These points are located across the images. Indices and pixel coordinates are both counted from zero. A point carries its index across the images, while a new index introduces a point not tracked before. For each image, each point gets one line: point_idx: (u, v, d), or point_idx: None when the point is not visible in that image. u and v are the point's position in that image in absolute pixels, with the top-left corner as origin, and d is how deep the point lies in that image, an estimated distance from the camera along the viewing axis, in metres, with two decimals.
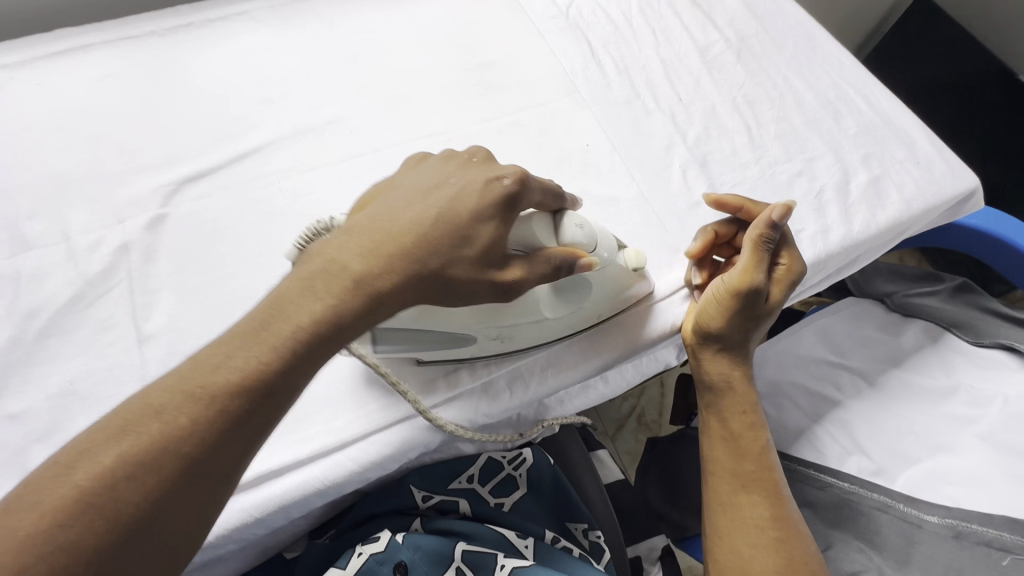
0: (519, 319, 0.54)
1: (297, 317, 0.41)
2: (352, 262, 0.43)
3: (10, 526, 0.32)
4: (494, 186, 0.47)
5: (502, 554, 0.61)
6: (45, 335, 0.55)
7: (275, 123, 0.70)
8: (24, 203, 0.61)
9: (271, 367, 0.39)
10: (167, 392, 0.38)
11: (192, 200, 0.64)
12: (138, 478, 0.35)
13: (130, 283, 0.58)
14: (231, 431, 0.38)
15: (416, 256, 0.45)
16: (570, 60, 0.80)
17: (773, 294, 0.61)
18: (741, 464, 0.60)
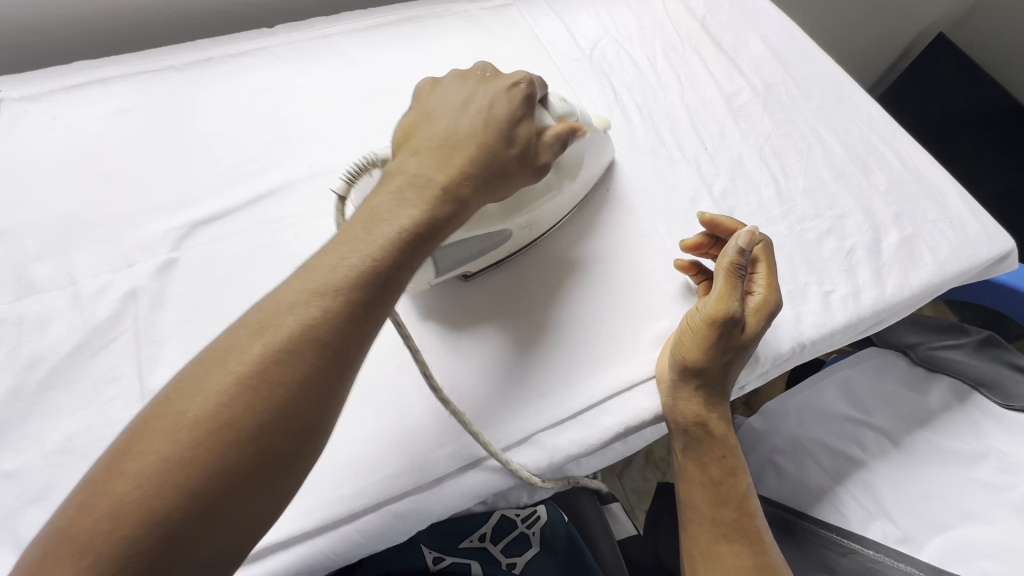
0: (535, 204, 0.60)
1: (394, 220, 0.45)
2: (430, 172, 0.48)
3: (181, 408, 0.36)
4: (515, 92, 0.53)
5: None
6: (46, 387, 0.53)
7: (292, 164, 0.68)
8: (31, 244, 0.60)
9: (386, 261, 0.43)
10: (296, 291, 0.41)
11: (204, 243, 0.62)
12: (290, 360, 0.38)
13: (137, 333, 0.56)
14: (355, 327, 0.41)
15: (479, 161, 0.50)
16: (593, 104, 0.78)
17: (751, 323, 0.58)
18: (722, 510, 0.60)
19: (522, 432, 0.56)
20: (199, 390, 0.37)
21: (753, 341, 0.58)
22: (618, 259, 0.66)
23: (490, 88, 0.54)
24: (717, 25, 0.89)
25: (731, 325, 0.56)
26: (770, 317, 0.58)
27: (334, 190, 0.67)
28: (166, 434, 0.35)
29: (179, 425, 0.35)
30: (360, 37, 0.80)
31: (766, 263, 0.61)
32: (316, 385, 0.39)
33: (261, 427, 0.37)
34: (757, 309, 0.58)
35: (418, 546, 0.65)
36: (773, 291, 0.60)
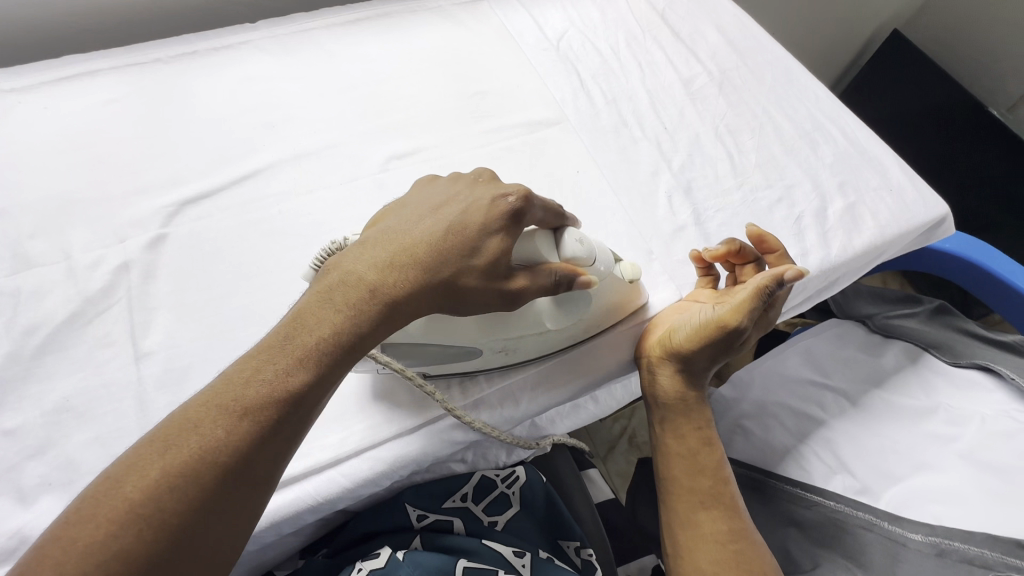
0: (523, 331, 0.54)
1: (319, 330, 0.43)
2: (366, 273, 0.45)
3: (71, 538, 0.33)
4: (499, 203, 0.49)
5: (502, 572, 0.61)
6: (43, 351, 0.56)
7: (276, 147, 0.72)
8: (27, 222, 0.63)
9: (300, 375, 0.41)
10: (204, 406, 0.38)
11: (193, 220, 0.66)
12: (192, 486, 0.36)
13: (131, 301, 0.59)
14: (261, 450, 0.38)
15: (425, 267, 0.47)
16: (561, 89, 0.83)
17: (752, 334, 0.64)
18: (698, 478, 0.61)
19: (496, 384, 0.59)
20: (92, 519, 0.33)
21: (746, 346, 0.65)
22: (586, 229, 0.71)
23: (475, 193, 0.51)
24: (676, 18, 0.95)
25: (740, 336, 0.60)
26: (765, 329, 0.66)
27: (316, 170, 0.71)
28: (53, 568, 0.32)
29: (63, 561, 0.32)
30: (339, 31, 0.85)
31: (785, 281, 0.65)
32: (222, 512, 0.37)
33: (159, 558, 0.34)
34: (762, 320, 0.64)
35: (403, 505, 0.67)
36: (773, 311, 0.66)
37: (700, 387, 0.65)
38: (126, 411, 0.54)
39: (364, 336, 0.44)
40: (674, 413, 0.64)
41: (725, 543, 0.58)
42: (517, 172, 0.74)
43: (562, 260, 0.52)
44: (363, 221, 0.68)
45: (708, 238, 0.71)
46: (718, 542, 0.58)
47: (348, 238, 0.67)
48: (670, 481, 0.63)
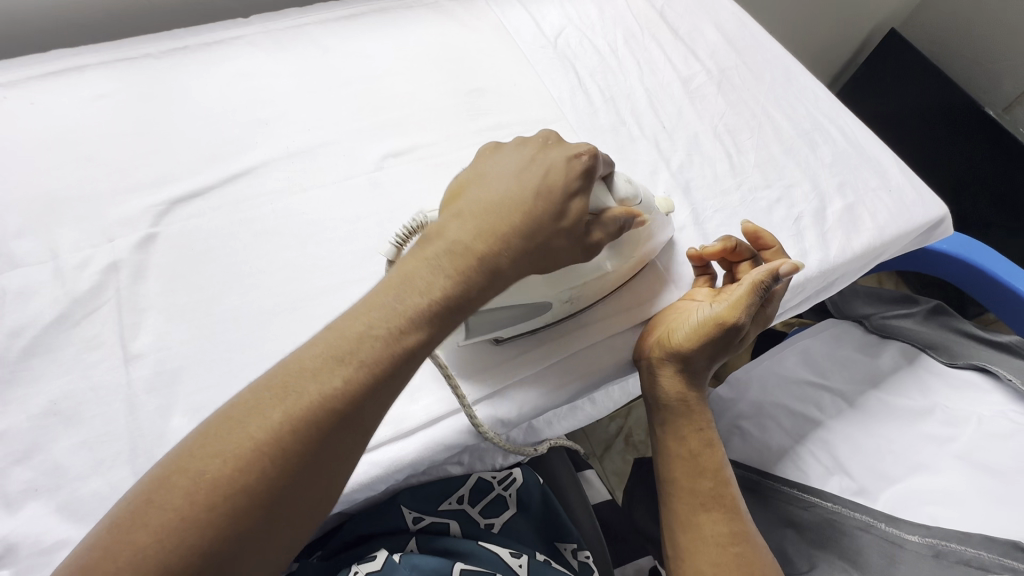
0: (585, 279, 0.57)
1: (427, 291, 0.44)
2: (471, 241, 0.47)
3: (197, 470, 0.36)
4: (576, 163, 0.51)
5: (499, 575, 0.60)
6: (29, 354, 0.54)
7: (268, 145, 0.71)
8: (13, 221, 0.61)
9: (413, 332, 0.43)
10: (317, 358, 0.41)
11: (183, 219, 0.64)
12: (307, 427, 0.39)
13: (120, 303, 0.58)
14: (370, 400, 0.41)
15: (525, 233, 0.48)
16: (558, 87, 0.82)
17: (750, 330, 0.64)
18: (698, 480, 0.61)
19: (492, 387, 0.59)
20: (217, 453, 0.37)
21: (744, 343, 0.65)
22: None
23: (547, 158, 0.52)
24: (674, 15, 0.94)
25: (740, 332, 0.60)
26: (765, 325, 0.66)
27: (310, 168, 0.70)
28: (185, 493, 0.35)
29: (195, 487, 0.36)
30: (333, 26, 0.84)
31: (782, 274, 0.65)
32: (329, 457, 0.40)
33: (279, 492, 0.37)
34: (760, 317, 0.64)
35: (398, 507, 0.66)
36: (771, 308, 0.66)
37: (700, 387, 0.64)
38: (115, 415, 0.53)
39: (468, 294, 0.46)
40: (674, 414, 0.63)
41: (726, 545, 0.57)
42: None
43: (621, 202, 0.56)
44: (357, 221, 0.67)
45: (706, 238, 0.71)
46: (719, 544, 0.57)
47: (343, 237, 0.66)
48: (671, 482, 0.63)
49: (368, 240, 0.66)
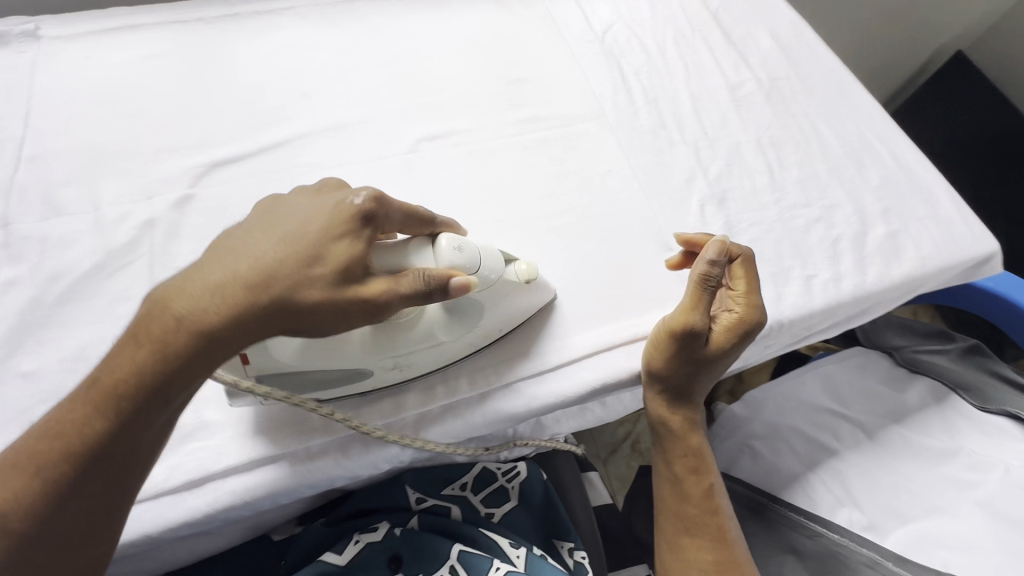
0: (415, 344, 0.52)
1: (120, 374, 0.39)
2: (176, 302, 0.40)
3: None
4: (343, 207, 0.44)
5: (498, 559, 0.62)
6: (64, 300, 0.56)
7: (307, 117, 0.71)
8: (60, 170, 0.64)
9: (99, 420, 0.39)
10: (9, 462, 0.39)
11: (219, 183, 0.66)
12: None
13: (152, 259, 0.60)
14: (56, 501, 0.38)
15: (248, 294, 0.40)
16: (601, 84, 0.81)
17: (720, 340, 0.59)
18: (687, 506, 0.62)
19: (504, 379, 0.58)
20: None
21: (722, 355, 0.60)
22: (613, 230, 0.68)
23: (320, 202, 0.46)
24: (729, 20, 0.91)
25: (692, 343, 0.57)
26: (744, 336, 0.59)
27: (345, 144, 0.70)
28: None
29: None
30: (382, 5, 0.84)
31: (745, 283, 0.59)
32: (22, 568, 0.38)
33: None
34: (725, 328, 0.58)
35: (403, 486, 0.68)
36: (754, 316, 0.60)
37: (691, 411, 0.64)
38: None
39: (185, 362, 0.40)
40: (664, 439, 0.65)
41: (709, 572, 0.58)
42: (546, 165, 0.72)
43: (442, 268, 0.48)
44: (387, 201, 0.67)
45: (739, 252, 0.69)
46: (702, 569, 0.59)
47: None
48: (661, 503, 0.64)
49: None
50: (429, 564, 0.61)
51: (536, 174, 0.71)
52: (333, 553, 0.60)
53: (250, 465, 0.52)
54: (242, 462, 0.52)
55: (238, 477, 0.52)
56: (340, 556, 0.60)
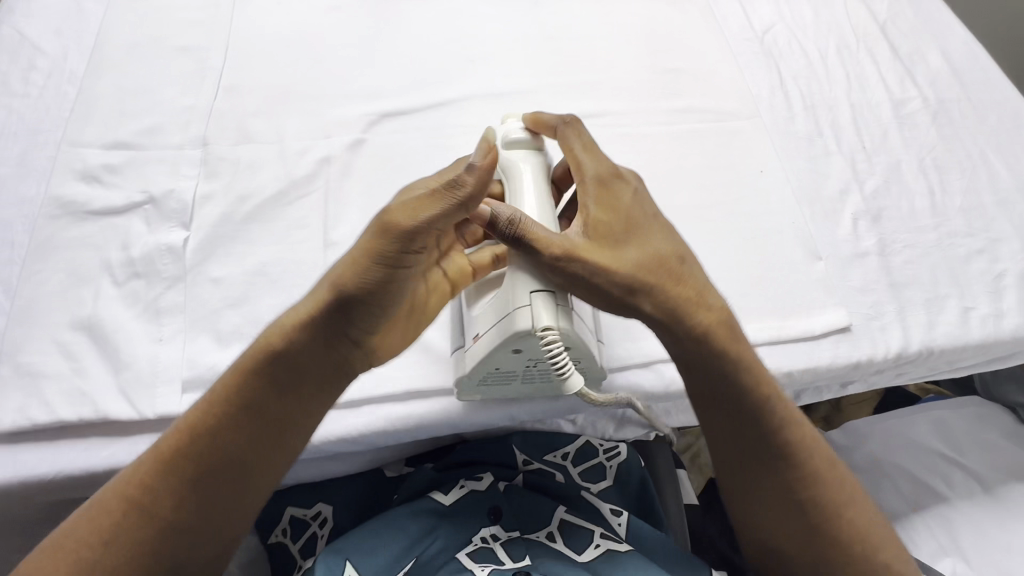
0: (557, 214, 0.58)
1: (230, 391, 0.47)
2: (274, 335, 0.47)
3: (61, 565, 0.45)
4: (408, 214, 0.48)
5: (598, 533, 0.62)
6: (250, 219, 0.62)
7: (471, 80, 0.74)
8: (252, 102, 0.69)
9: (212, 432, 0.47)
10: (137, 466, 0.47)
11: (388, 132, 0.69)
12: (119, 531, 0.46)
13: (327, 194, 0.64)
14: (180, 497, 0.47)
15: (332, 317, 0.46)
16: (758, 84, 0.79)
17: (597, 259, 0.47)
18: (756, 436, 0.51)
19: (643, 357, 0.60)
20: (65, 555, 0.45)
21: (631, 263, 0.48)
22: (762, 231, 0.67)
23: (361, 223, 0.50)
24: (897, 34, 0.87)
25: (568, 261, 0.46)
26: (611, 236, 0.49)
27: (505, 111, 0.72)
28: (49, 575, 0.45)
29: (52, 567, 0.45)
30: None
31: (589, 168, 0.51)
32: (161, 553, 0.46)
33: None
34: (598, 221, 0.49)
35: (510, 446, 0.69)
36: (608, 201, 0.50)
37: (714, 313, 0.50)
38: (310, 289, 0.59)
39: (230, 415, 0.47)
40: (698, 363, 0.51)
41: (791, 499, 0.52)
42: (698, 158, 0.71)
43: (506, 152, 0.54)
44: None
45: (892, 273, 0.66)
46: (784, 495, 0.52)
47: None
48: (718, 441, 0.53)
49: None
50: (528, 521, 0.63)
51: (687, 164, 0.71)
52: (439, 495, 0.64)
53: (399, 398, 0.56)
54: (392, 392, 0.55)
55: (387, 405, 0.55)
56: (445, 497, 0.64)
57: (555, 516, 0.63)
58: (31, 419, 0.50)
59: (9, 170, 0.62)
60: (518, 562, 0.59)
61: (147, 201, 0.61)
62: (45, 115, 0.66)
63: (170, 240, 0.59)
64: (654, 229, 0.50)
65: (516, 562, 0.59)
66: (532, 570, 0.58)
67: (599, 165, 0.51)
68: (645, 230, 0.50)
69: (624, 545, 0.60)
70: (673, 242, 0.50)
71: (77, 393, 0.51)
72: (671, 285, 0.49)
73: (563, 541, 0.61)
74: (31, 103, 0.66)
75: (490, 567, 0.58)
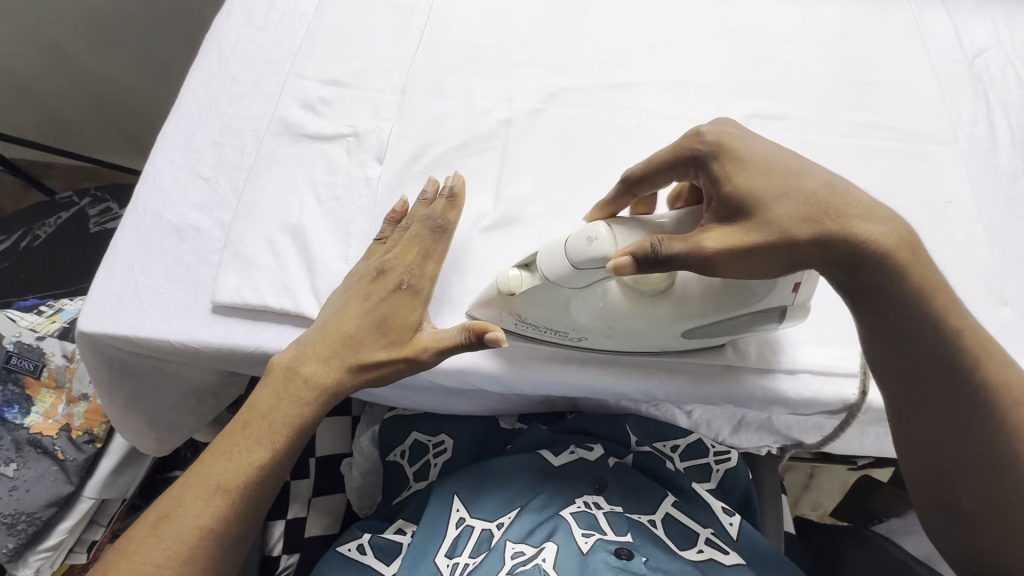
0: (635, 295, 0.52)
1: (280, 419, 0.54)
2: (307, 372, 0.55)
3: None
4: (398, 296, 0.56)
5: (703, 538, 0.58)
6: (435, 165, 0.67)
7: (652, 66, 0.75)
8: (448, 59, 0.75)
9: (266, 451, 0.54)
10: (196, 491, 0.52)
11: (565, 104, 0.72)
12: (185, 555, 0.49)
13: (503, 153, 0.68)
14: (241, 517, 0.53)
15: (360, 366, 0.55)
16: (959, 110, 0.73)
17: (742, 239, 0.44)
18: (942, 381, 0.48)
19: (791, 365, 0.59)
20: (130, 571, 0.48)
21: (785, 224, 0.43)
22: (943, 264, 0.63)
23: (365, 304, 0.56)
24: None
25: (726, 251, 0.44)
26: (751, 203, 0.44)
27: (682, 100, 0.72)
28: None
29: None
30: None
31: (687, 141, 0.49)
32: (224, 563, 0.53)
33: None
34: (733, 185, 0.45)
35: (624, 425, 0.69)
36: (729, 160, 0.46)
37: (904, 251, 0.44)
38: (477, 238, 0.63)
39: (283, 451, 0.55)
40: (881, 291, 0.45)
41: (978, 460, 0.49)
42: (879, 177, 0.68)
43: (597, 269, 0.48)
44: None
45: None
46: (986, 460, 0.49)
47: None
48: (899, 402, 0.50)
49: None
50: (634, 502, 0.60)
51: (867, 182, 0.68)
52: (548, 454, 0.65)
53: (546, 348, 0.59)
54: (541, 343, 0.59)
55: (536, 355, 0.59)
56: (554, 457, 0.64)
57: (658, 510, 0.60)
58: (242, 298, 0.58)
59: (245, 90, 0.72)
60: (622, 536, 0.55)
61: (351, 134, 0.69)
62: (277, 48, 0.76)
63: (367, 172, 0.66)
64: (791, 179, 0.44)
65: (620, 536, 0.55)
66: (635, 550, 0.54)
67: (668, 150, 0.51)
68: (792, 172, 0.45)
69: (732, 558, 0.55)
70: (812, 183, 0.44)
71: (282, 286, 0.59)
72: (823, 207, 0.44)
73: (665, 534, 0.58)
74: (268, 37, 0.76)
75: (594, 533, 0.54)
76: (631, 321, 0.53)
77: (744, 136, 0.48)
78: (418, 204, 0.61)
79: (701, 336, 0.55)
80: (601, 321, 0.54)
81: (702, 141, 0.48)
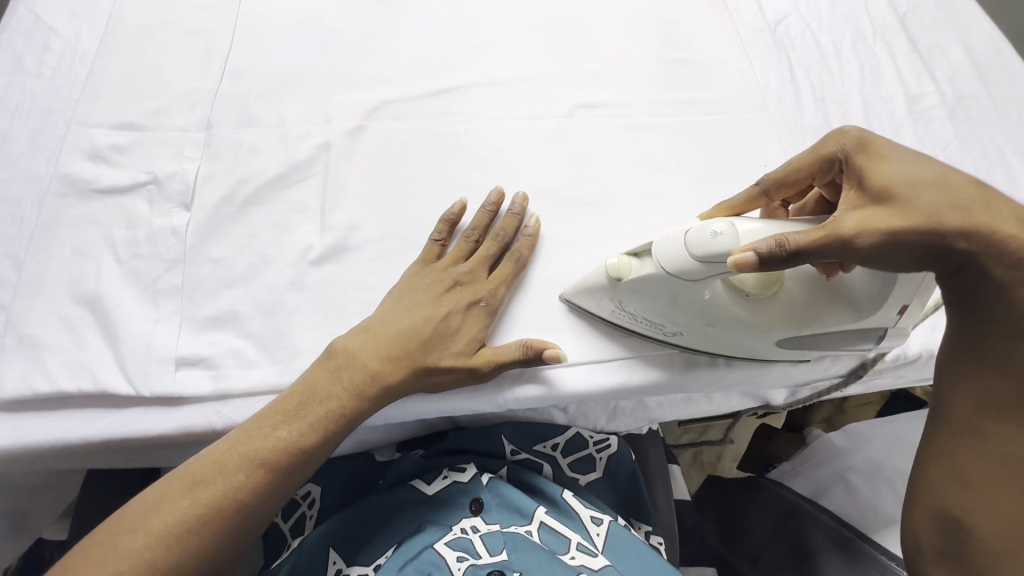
0: (750, 314, 0.52)
1: (327, 401, 0.51)
2: (371, 361, 0.53)
3: (125, 545, 0.44)
4: (472, 309, 0.57)
5: (576, 544, 0.58)
6: (250, 202, 0.63)
7: (474, 68, 0.73)
8: (256, 86, 0.70)
9: (311, 436, 0.50)
10: (227, 455, 0.48)
11: (389, 119, 0.69)
12: (204, 528, 0.46)
13: (325, 179, 0.65)
14: (270, 495, 0.49)
15: (420, 360, 0.54)
16: (767, 78, 0.78)
17: (893, 223, 0.44)
18: (1006, 376, 0.50)
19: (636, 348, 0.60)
20: (138, 531, 0.45)
21: (928, 211, 0.45)
22: None
23: (439, 307, 0.56)
24: (917, 26, 0.84)
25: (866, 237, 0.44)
26: (899, 187, 0.45)
27: (508, 99, 0.72)
28: (97, 564, 0.43)
29: (113, 562, 0.43)
30: None
31: (838, 136, 0.51)
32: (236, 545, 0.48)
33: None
34: (879, 175, 0.46)
35: (499, 435, 0.68)
36: (872, 152, 0.48)
37: None
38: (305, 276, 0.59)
39: (329, 441, 0.51)
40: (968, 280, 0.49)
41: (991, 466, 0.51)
42: (701, 151, 0.70)
43: (720, 263, 0.46)
44: (541, 159, 0.68)
45: None
46: (1000, 458, 0.50)
47: (526, 172, 0.67)
48: (966, 371, 0.52)
49: (548, 179, 0.67)
50: (511, 513, 0.60)
51: (691, 158, 0.70)
52: (421, 483, 0.62)
53: None
54: None
55: None
56: (427, 487, 0.62)
57: (533, 520, 0.59)
58: (31, 388, 0.51)
59: (20, 148, 0.64)
60: (495, 556, 0.56)
61: (150, 181, 0.62)
62: (57, 96, 0.68)
63: (173, 221, 0.61)
64: (940, 171, 0.46)
65: (493, 556, 0.56)
66: (507, 568, 0.55)
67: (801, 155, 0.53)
68: (941, 171, 0.46)
69: (600, 562, 0.56)
70: (956, 180, 0.46)
71: (78, 365, 0.53)
72: (960, 205, 0.46)
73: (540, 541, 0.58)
74: (45, 84, 0.68)
75: (466, 560, 0.56)
76: (730, 328, 0.53)
77: (882, 135, 0.50)
78: (480, 213, 0.62)
79: (791, 347, 0.56)
80: (697, 318, 0.53)
81: (845, 141, 0.50)
